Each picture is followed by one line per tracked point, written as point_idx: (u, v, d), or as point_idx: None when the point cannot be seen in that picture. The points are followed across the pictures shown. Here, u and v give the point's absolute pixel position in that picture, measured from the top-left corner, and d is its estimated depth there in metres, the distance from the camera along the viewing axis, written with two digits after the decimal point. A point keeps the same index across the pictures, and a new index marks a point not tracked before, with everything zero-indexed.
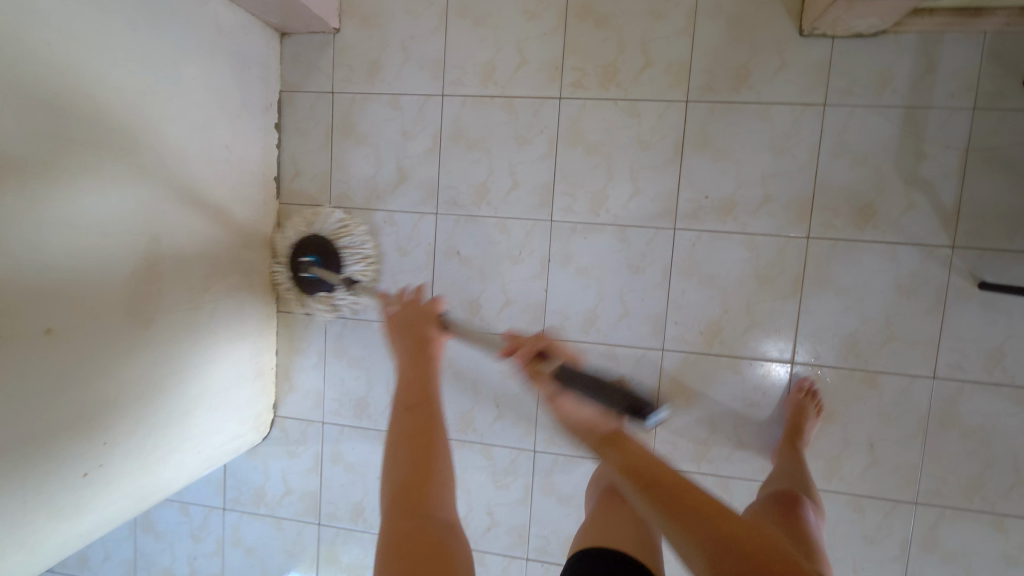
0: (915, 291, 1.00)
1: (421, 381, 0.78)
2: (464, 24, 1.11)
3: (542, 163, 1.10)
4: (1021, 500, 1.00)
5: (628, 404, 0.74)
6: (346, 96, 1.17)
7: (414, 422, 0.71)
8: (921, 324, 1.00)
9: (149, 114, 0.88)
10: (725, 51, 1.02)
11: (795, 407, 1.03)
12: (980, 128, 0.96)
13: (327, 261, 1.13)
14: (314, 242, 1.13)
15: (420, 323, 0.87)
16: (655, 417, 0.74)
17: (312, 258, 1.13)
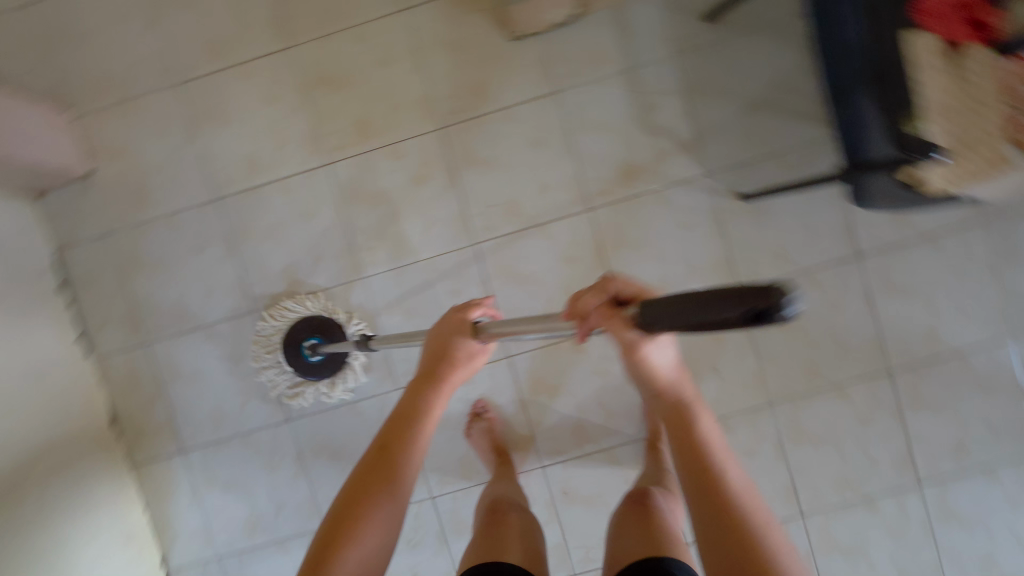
0: (693, 224, 1.09)
1: (410, 415, 0.67)
2: (213, 127, 1.12)
3: (335, 229, 1.12)
4: (853, 366, 1.09)
5: (743, 306, 0.39)
6: (124, 232, 1.14)
7: (376, 467, 0.62)
8: (710, 249, 1.09)
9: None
10: (456, 74, 1.09)
11: (652, 409, 1.10)
12: (688, 68, 1.07)
13: (327, 335, 1.10)
14: (308, 324, 1.10)
15: (441, 336, 0.71)
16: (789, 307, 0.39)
17: (314, 338, 1.10)
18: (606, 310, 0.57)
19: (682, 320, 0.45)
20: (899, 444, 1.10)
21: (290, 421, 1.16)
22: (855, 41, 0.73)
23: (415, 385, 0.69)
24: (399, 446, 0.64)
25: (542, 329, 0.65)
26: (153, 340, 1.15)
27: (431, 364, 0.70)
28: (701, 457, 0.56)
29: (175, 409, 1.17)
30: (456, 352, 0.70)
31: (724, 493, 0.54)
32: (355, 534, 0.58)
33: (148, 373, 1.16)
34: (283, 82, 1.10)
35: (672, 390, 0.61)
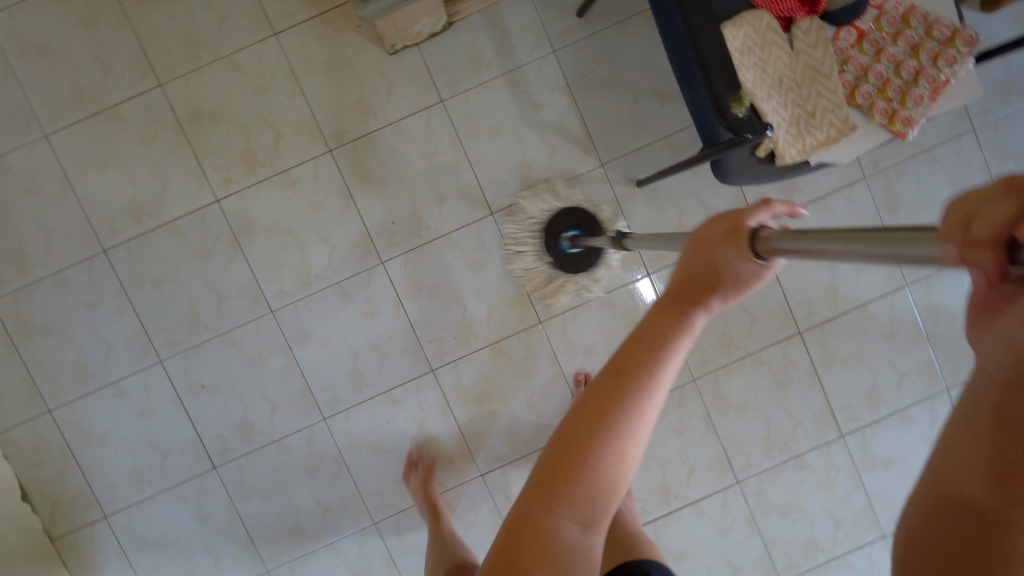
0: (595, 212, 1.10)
1: (647, 340, 0.41)
2: (90, 177, 1.07)
3: (235, 266, 1.09)
4: (766, 331, 1.13)
5: None
6: (7, 298, 1.08)
7: (598, 410, 0.39)
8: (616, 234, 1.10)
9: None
10: (337, 94, 1.07)
11: None
12: (566, 62, 1.08)
13: (589, 229, 1.08)
14: (570, 214, 1.08)
15: (718, 232, 0.42)
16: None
17: (573, 230, 1.08)
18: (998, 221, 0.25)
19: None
20: (817, 401, 1.14)
21: (216, 469, 1.12)
22: (678, 26, 0.68)
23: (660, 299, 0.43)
24: (623, 395, 0.39)
25: (862, 249, 0.36)
26: (55, 406, 1.09)
27: (686, 273, 0.43)
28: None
29: (90, 475, 1.11)
30: (723, 274, 0.42)
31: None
32: (564, 505, 0.37)
33: (55, 442, 1.10)
34: (158, 122, 1.06)
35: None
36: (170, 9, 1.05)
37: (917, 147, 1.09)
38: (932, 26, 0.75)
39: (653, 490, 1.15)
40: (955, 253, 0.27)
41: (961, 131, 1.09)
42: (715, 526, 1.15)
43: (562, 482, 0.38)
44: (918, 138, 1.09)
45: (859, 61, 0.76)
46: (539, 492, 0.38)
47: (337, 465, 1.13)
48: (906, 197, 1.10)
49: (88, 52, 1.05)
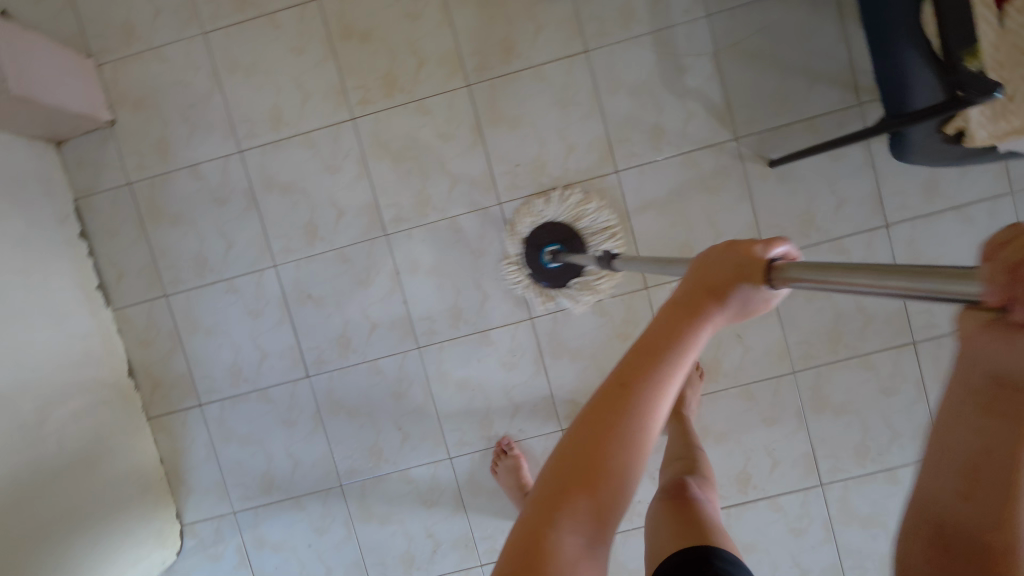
0: (595, 214, 1.09)
1: (653, 352, 0.40)
2: (238, 78, 1.10)
3: (359, 184, 1.12)
4: (877, 335, 1.10)
5: None
6: (145, 183, 1.13)
7: (605, 425, 0.38)
8: (613, 240, 1.09)
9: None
10: (484, 30, 1.08)
11: None
12: (719, 29, 1.06)
13: (571, 246, 1.09)
14: (556, 229, 1.10)
15: (728, 255, 0.42)
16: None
17: (555, 245, 1.10)
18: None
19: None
20: (920, 416, 1.10)
21: (309, 377, 1.15)
22: None
23: (665, 310, 0.42)
24: (630, 410, 0.38)
25: (896, 284, 0.33)
26: (171, 292, 1.15)
27: (691, 287, 0.43)
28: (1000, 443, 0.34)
29: (193, 363, 1.16)
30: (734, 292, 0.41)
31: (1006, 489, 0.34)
32: (570, 521, 0.36)
33: (166, 325, 1.15)
34: (310, 34, 1.09)
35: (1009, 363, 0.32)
36: None
37: None
38: None
39: (732, 476, 1.14)
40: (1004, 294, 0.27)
41: None
42: (790, 525, 1.13)
43: (570, 496, 0.36)
44: None
45: None
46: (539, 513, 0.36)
47: (423, 395, 1.15)
48: None
49: None
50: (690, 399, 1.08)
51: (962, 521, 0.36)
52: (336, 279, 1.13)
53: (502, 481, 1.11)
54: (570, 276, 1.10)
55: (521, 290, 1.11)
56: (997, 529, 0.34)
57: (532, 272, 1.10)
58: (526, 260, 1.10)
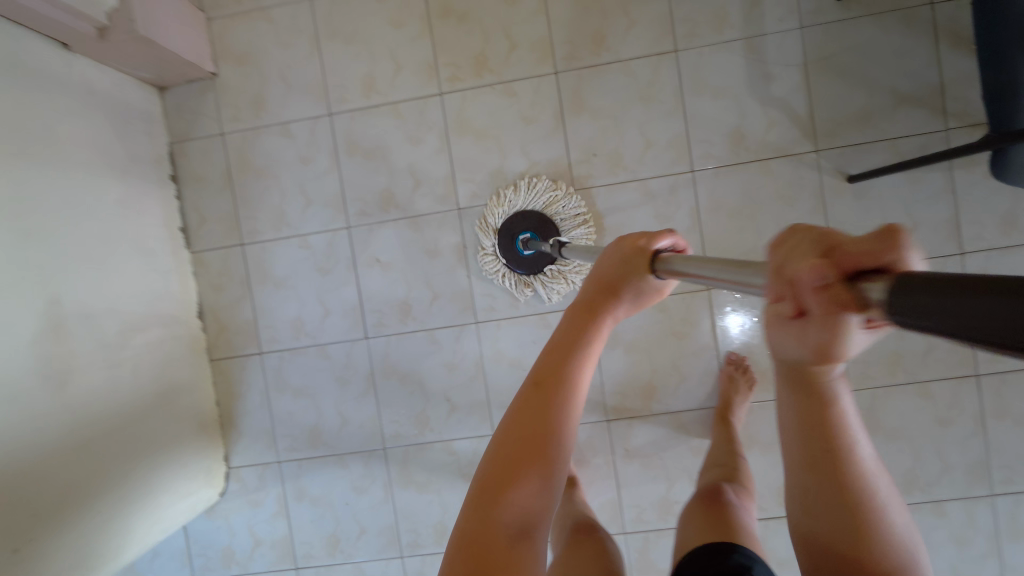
0: (567, 202, 1.11)
1: (563, 351, 0.52)
2: (337, 45, 1.16)
3: (438, 158, 1.15)
4: (939, 364, 1.08)
5: None
6: (237, 135, 1.18)
7: (530, 416, 0.49)
8: (586, 229, 1.11)
9: (18, 170, 0.84)
10: (578, 22, 1.11)
11: (727, 380, 1.10)
12: (810, 42, 1.07)
13: (545, 233, 1.11)
14: (529, 217, 1.11)
15: (615, 258, 0.55)
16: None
17: (529, 233, 1.11)
18: (832, 289, 0.29)
19: (908, 323, 0.25)
20: (975, 452, 1.08)
21: (367, 339, 1.19)
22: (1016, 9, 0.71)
23: (567, 315, 0.54)
24: (546, 399, 0.49)
25: (729, 276, 0.42)
26: (248, 242, 1.19)
27: (593, 287, 0.55)
28: (822, 433, 0.44)
29: (258, 312, 1.20)
30: (627, 287, 0.54)
31: (838, 465, 0.44)
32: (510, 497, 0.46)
33: (238, 273, 1.20)
34: (410, 9, 1.14)
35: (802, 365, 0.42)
36: None
37: None
38: None
39: (773, 488, 1.13)
40: (773, 293, 0.34)
41: None
42: None
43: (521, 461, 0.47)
44: None
45: None
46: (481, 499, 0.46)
47: (475, 369, 1.17)
48: None
49: None
50: (738, 405, 1.08)
51: (833, 526, 0.44)
52: (405, 246, 1.17)
53: None
54: (545, 263, 1.10)
55: (499, 278, 1.13)
56: (843, 508, 0.44)
57: (508, 262, 1.11)
58: (501, 250, 1.11)
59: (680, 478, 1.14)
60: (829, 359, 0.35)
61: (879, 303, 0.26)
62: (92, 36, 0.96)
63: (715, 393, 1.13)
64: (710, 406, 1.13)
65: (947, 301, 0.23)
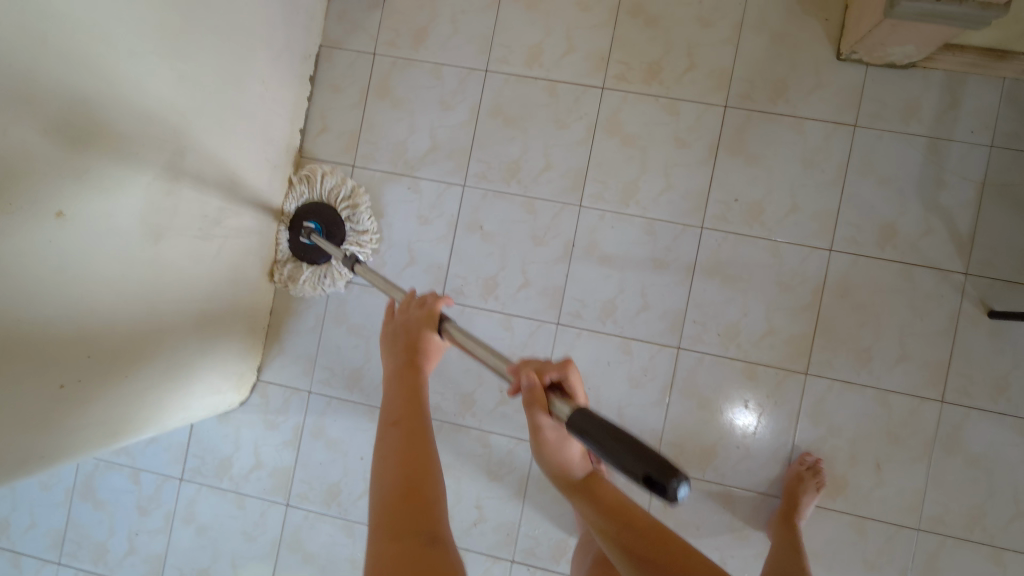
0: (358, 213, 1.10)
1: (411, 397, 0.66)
2: (517, 7, 1.13)
3: (578, 149, 1.11)
4: (1020, 534, 1.00)
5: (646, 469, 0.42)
6: (387, 60, 1.15)
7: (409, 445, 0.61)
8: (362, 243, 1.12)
9: (196, 12, 0.82)
10: (765, 65, 1.07)
11: (794, 478, 1.01)
12: (995, 163, 1.02)
13: (327, 230, 1.10)
14: (320, 210, 1.11)
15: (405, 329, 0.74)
16: (681, 491, 0.40)
17: (313, 224, 1.09)
18: (538, 390, 0.57)
19: (599, 455, 0.46)
20: None
21: None
22: None
23: (401, 375, 0.69)
24: (413, 429, 0.62)
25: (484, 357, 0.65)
26: (359, 166, 1.16)
27: (404, 350, 0.72)
28: (614, 517, 0.64)
29: None
30: (422, 343, 0.72)
31: (639, 527, 0.61)
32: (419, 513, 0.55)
33: None
34: None
35: (567, 475, 0.70)
36: None
37: None
38: None
39: None
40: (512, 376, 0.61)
41: None
42: None
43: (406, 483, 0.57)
44: None
45: None
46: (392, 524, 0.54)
47: None
48: None
49: None
50: (802, 506, 0.99)
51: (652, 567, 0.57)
52: (511, 224, 1.12)
53: None
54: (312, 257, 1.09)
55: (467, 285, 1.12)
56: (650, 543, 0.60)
57: (291, 240, 1.12)
58: (289, 229, 1.12)
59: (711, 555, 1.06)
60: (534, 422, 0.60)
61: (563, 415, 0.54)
62: None
63: (779, 485, 1.04)
64: (769, 495, 1.04)
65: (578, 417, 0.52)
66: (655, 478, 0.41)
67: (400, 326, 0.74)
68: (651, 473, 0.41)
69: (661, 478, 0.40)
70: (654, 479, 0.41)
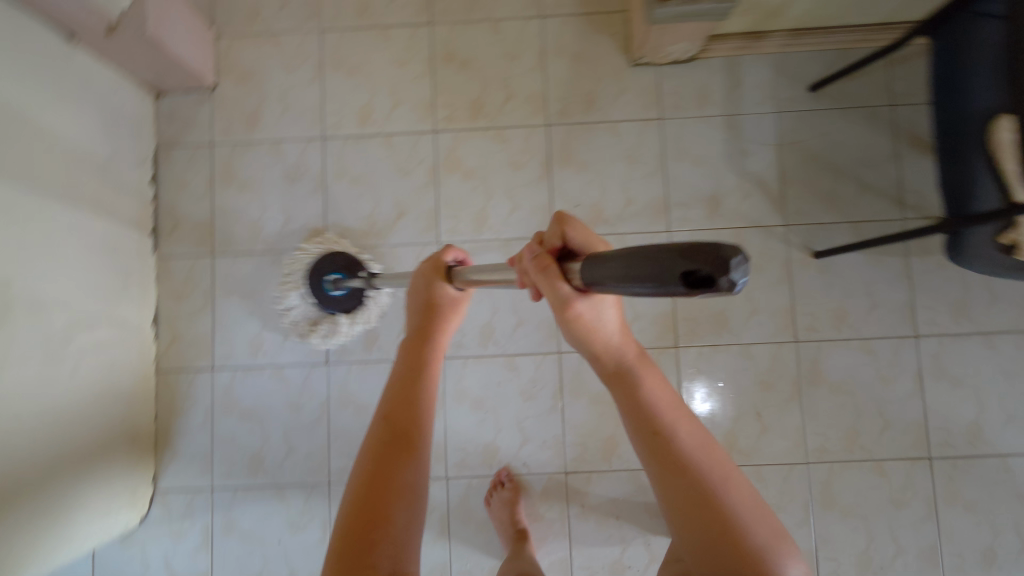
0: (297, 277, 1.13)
1: (417, 371, 0.64)
2: (339, 75, 1.19)
3: (425, 191, 1.17)
4: (893, 443, 1.09)
5: (689, 265, 0.37)
6: (226, 147, 1.18)
7: (404, 426, 0.59)
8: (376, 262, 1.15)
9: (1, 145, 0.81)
10: (573, 82, 1.17)
11: None
12: (784, 126, 1.15)
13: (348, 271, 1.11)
14: (328, 257, 1.11)
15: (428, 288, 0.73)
16: (736, 273, 0.34)
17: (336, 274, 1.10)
18: (544, 255, 0.57)
19: (639, 289, 0.42)
20: (929, 535, 1.08)
21: (327, 364, 1.14)
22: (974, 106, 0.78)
23: (409, 343, 0.68)
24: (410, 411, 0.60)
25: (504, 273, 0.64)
26: (218, 253, 1.17)
27: (418, 318, 0.72)
28: (650, 417, 0.59)
29: (217, 325, 1.16)
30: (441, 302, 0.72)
31: (670, 446, 0.57)
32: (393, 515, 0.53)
33: (203, 284, 1.16)
34: (416, 52, 1.19)
35: (615, 353, 0.62)
36: None
37: None
38: None
39: None
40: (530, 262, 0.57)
41: None
42: None
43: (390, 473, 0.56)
44: None
45: None
46: (363, 525, 0.52)
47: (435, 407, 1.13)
48: None
49: None
50: None
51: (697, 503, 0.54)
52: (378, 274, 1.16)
53: (493, 514, 1.07)
54: (353, 304, 1.11)
55: (348, 343, 1.14)
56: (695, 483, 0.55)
57: (318, 302, 1.12)
58: (308, 290, 1.11)
59: (634, 540, 1.11)
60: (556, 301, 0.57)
61: (586, 275, 0.50)
62: (102, 30, 0.96)
63: None
64: None
65: (608, 257, 0.47)
66: (703, 274, 0.36)
67: (420, 287, 0.74)
68: (691, 269, 0.37)
69: (711, 269, 0.35)
70: (703, 273, 0.36)
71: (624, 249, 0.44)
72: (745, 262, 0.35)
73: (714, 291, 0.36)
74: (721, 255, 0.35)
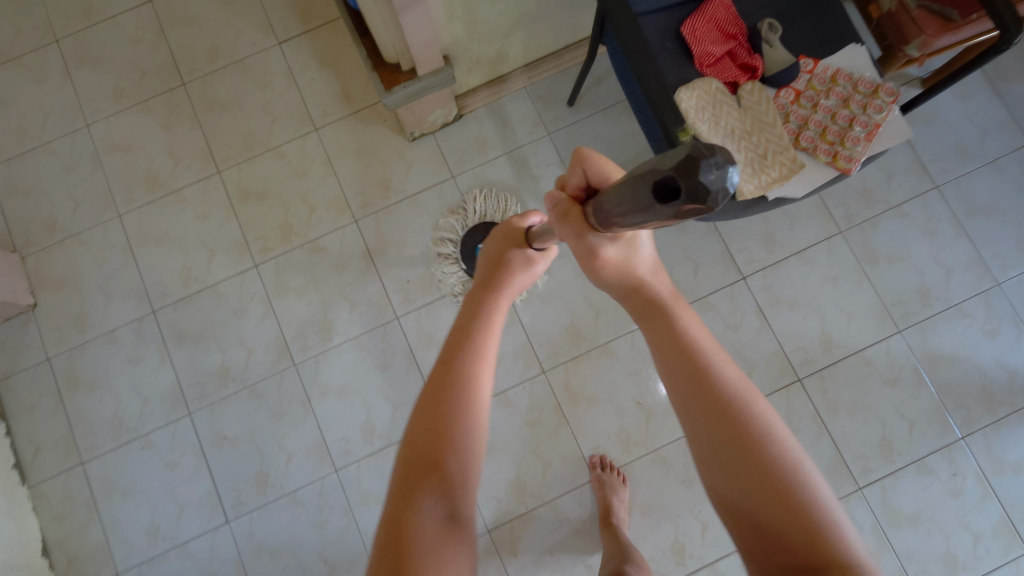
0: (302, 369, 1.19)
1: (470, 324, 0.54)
2: (150, 248, 1.23)
3: (265, 322, 1.21)
4: (763, 379, 1.16)
5: (671, 172, 0.32)
6: (63, 356, 1.20)
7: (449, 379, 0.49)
8: None
9: None
10: (364, 175, 1.25)
11: (599, 485, 1.11)
12: (560, 144, 1.25)
13: None
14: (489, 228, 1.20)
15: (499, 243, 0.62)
16: (721, 176, 0.31)
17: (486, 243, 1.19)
18: (565, 202, 0.50)
19: (643, 225, 0.38)
20: (827, 449, 1.14)
21: (229, 523, 1.15)
22: (638, 97, 0.85)
23: (470, 296, 0.57)
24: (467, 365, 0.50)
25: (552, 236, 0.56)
26: (88, 459, 1.17)
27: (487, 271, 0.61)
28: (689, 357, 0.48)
29: (109, 529, 1.15)
30: (511, 260, 0.60)
31: (713, 390, 0.45)
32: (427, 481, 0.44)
33: (82, 496, 1.16)
34: (214, 202, 1.24)
35: (645, 290, 0.53)
36: (232, 113, 1.26)
37: (886, 204, 1.20)
38: (857, 83, 0.85)
39: (666, 547, 1.13)
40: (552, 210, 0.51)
41: (926, 188, 1.20)
42: None
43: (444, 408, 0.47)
44: (886, 196, 1.20)
45: (799, 113, 0.86)
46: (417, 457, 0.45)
47: (346, 519, 1.14)
48: (884, 247, 1.19)
49: (163, 149, 1.26)
50: (617, 506, 1.09)
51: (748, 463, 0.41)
52: (250, 414, 1.18)
53: None
54: None
55: (244, 493, 1.16)
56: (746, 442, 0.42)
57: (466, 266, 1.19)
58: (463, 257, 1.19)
59: (574, 569, 1.13)
60: (585, 248, 0.50)
61: (597, 222, 0.45)
62: None
63: (593, 498, 1.13)
64: (590, 506, 1.14)
65: (602, 200, 0.42)
66: (679, 184, 0.32)
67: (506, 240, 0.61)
68: (675, 180, 0.32)
69: (683, 175, 0.31)
70: (678, 182, 0.32)
71: (618, 182, 0.39)
72: (732, 164, 0.31)
73: (698, 205, 0.32)
74: (690, 158, 0.31)
